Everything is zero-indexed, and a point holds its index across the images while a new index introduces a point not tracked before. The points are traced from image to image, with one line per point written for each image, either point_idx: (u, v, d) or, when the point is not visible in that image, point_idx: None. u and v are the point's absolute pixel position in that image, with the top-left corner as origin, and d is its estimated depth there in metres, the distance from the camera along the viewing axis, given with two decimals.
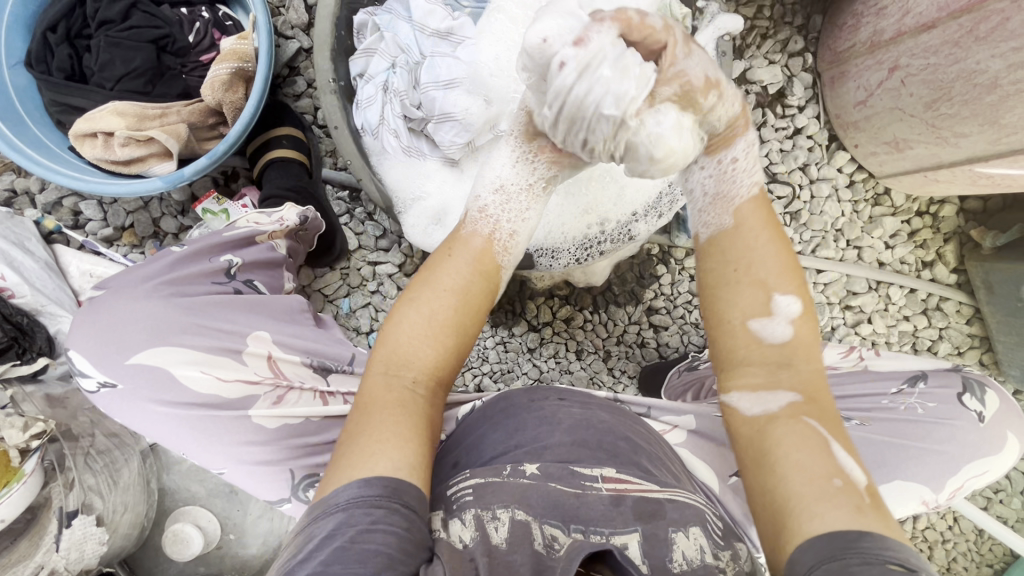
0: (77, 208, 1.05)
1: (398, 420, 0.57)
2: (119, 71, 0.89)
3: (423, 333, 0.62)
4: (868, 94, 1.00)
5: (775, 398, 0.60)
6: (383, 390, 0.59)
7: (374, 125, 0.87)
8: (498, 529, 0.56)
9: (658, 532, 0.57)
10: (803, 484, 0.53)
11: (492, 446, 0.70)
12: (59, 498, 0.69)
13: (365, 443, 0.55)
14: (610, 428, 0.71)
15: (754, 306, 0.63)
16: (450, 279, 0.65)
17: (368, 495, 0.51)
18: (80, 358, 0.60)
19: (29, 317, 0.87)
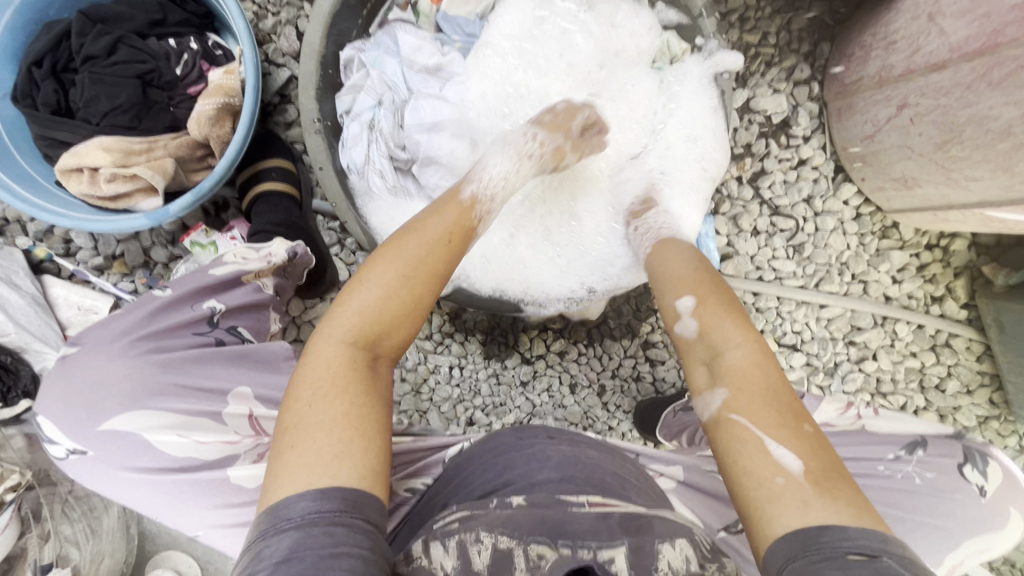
0: (68, 236, 1.05)
1: (358, 406, 0.53)
2: (105, 106, 0.88)
3: (395, 309, 0.59)
4: (876, 130, 0.97)
5: (710, 395, 0.56)
6: (342, 368, 0.55)
7: (360, 164, 0.83)
8: (480, 553, 0.54)
9: (645, 545, 0.55)
10: (755, 485, 0.49)
11: (483, 485, 0.68)
12: (34, 550, 0.68)
13: (326, 432, 0.51)
14: (599, 464, 0.69)
15: (661, 320, 0.65)
16: (435, 253, 0.63)
17: (323, 510, 0.46)
18: (49, 424, 0.58)
19: (14, 356, 0.86)
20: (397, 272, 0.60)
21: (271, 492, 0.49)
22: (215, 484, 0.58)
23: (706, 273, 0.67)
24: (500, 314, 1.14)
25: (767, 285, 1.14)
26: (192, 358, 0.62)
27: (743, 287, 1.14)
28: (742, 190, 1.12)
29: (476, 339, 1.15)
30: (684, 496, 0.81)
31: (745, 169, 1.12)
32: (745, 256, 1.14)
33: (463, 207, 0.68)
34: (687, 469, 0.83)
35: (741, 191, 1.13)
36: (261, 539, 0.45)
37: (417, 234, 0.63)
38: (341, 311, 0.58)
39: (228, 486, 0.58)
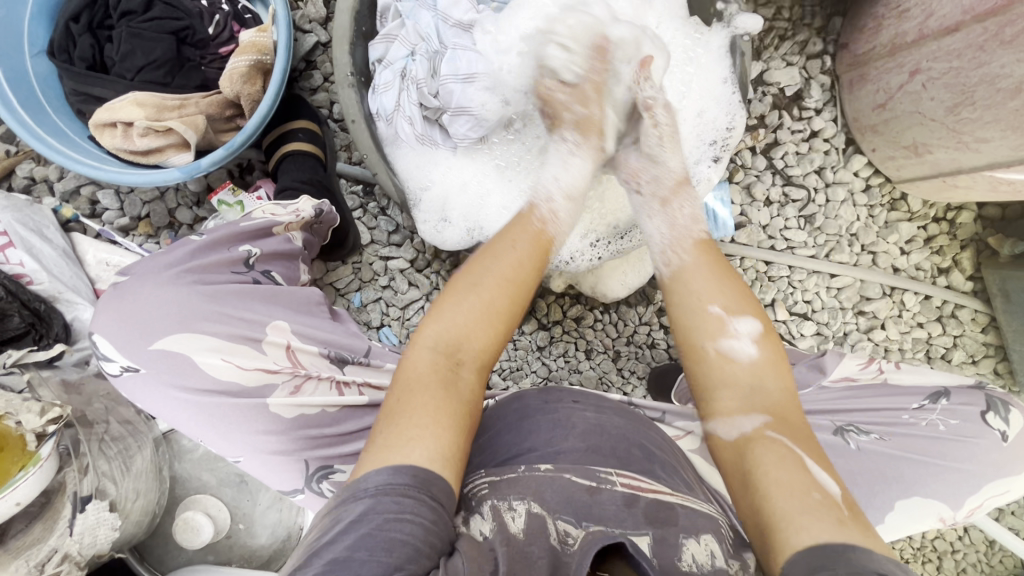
0: (94, 197, 1.07)
1: (438, 403, 0.56)
2: (140, 62, 0.91)
3: (477, 318, 0.62)
4: (888, 98, 0.99)
5: (749, 418, 0.59)
6: (433, 373, 0.58)
7: (390, 110, 0.87)
8: (514, 519, 0.54)
9: (669, 537, 0.55)
10: (785, 498, 0.52)
11: (506, 447, 0.68)
12: (74, 482, 0.70)
13: (410, 425, 0.54)
14: (624, 435, 0.69)
15: (716, 335, 0.64)
16: (513, 267, 0.66)
17: (394, 482, 0.50)
18: (105, 342, 0.60)
19: (47, 304, 0.87)
20: (473, 283, 0.64)
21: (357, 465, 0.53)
22: (256, 410, 0.59)
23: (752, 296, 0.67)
24: None
25: (779, 255, 1.17)
26: (236, 289, 0.64)
27: (755, 256, 1.17)
28: (755, 160, 1.15)
29: None
30: (708, 449, 0.83)
31: (759, 139, 1.15)
32: (758, 225, 1.17)
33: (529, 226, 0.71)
34: None
35: (755, 161, 1.15)
36: (341, 504, 0.50)
37: (504, 253, 0.67)
38: (434, 319, 0.62)
39: (269, 413, 0.60)
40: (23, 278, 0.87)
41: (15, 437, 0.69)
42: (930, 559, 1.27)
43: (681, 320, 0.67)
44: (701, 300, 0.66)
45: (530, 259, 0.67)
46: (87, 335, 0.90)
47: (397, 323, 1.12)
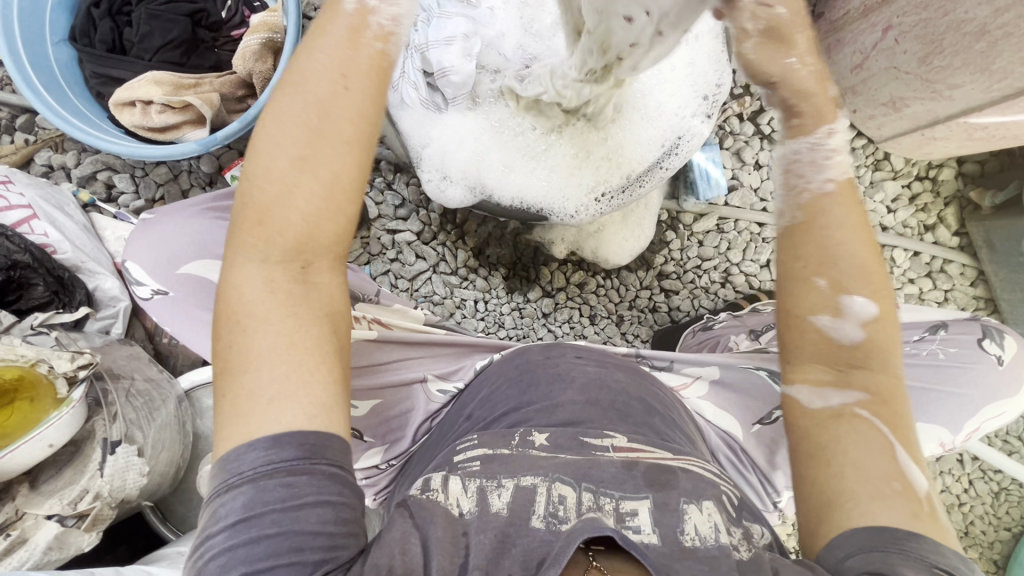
0: (110, 181, 1.11)
1: (292, 330, 0.50)
2: (157, 42, 0.97)
3: (316, 206, 0.51)
4: (864, 58, 1.06)
5: (835, 394, 0.57)
6: (275, 297, 0.51)
7: (396, 78, 0.89)
8: (501, 496, 0.54)
9: (670, 501, 0.55)
10: (856, 480, 0.52)
11: (504, 402, 0.71)
12: (103, 428, 0.72)
13: (266, 380, 0.49)
14: (624, 388, 0.71)
15: (822, 304, 0.57)
16: (341, 124, 0.51)
17: (277, 460, 0.47)
18: (136, 268, 0.66)
19: (70, 272, 0.91)
20: (290, 159, 0.50)
21: (218, 438, 0.49)
22: None
23: (883, 267, 0.59)
24: (522, 249, 1.20)
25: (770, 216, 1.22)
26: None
27: (749, 218, 1.22)
28: (743, 126, 1.21)
29: (499, 274, 1.20)
30: (718, 395, 0.81)
31: (746, 106, 1.20)
32: (750, 187, 1.22)
33: (349, 46, 0.51)
34: (722, 367, 0.82)
35: (743, 127, 1.21)
36: (217, 496, 0.48)
37: (317, 95, 0.51)
38: (255, 223, 0.51)
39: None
40: (48, 248, 0.90)
41: (46, 383, 0.72)
42: None
43: (784, 277, 0.59)
44: (819, 256, 0.57)
45: (365, 99, 0.52)
46: (108, 305, 0.94)
47: (405, 295, 1.17)
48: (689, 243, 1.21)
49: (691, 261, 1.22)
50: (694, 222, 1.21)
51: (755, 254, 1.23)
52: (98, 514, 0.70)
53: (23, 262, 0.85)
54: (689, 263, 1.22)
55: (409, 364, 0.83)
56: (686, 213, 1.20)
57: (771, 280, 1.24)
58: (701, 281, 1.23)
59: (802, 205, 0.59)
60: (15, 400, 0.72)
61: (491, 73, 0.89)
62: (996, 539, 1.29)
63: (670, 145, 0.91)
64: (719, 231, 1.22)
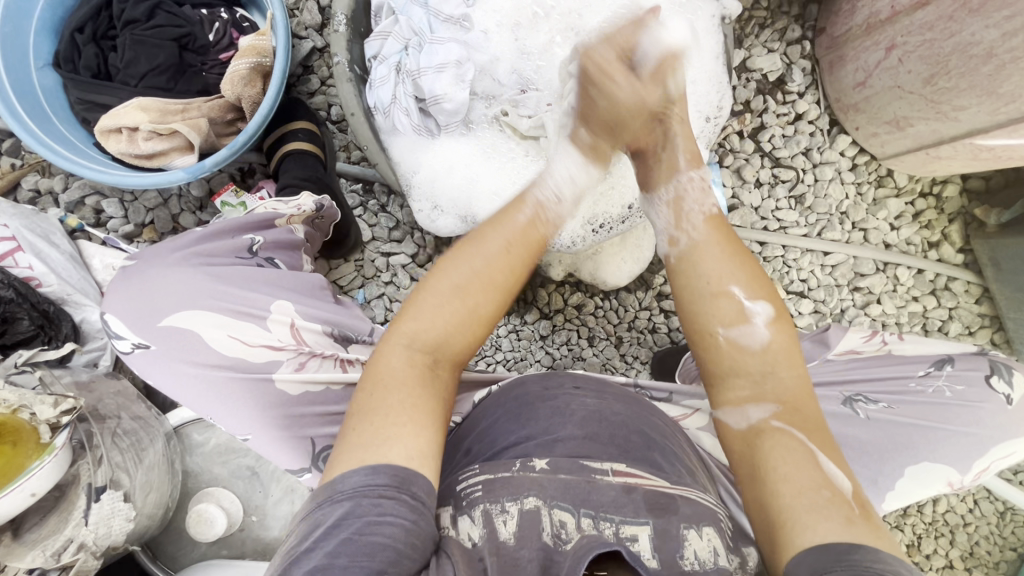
0: (99, 207, 1.09)
1: (414, 402, 0.57)
2: (144, 68, 0.94)
3: (458, 323, 0.62)
4: (867, 75, 1.04)
5: (754, 408, 0.59)
6: (409, 373, 0.58)
7: (386, 103, 0.87)
8: (506, 523, 0.54)
9: (671, 529, 0.55)
10: (794, 495, 0.52)
11: (506, 435, 0.67)
12: (88, 474, 0.70)
13: (388, 422, 0.54)
14: (624, 422, 0.68)
15: (728, 318, 0.62)
16: (493, 268, 0.64)
17: (373, 484, 0.50)
18: (116, 321, 0.64)
19: (56, 305, 0.89)
20: (452, 284, 0.62)
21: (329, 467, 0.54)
22: (262, 385, 0.62)
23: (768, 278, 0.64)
24: None
25: (772, 235, 1.19)
26: (238, 275, 0.67)
27: (750, 237, 1.19)
28: (743, 144, 1.18)
29: None
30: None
31: (746, 124, 1.18)
32: (750, 207, 1.20)
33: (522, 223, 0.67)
34: None
35: (743, 145, 1.19)
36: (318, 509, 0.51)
37: (489, 247, 0.64)
38: (409, 315, 0.61)
39: (274, 388, 0.62)
40: (32, 281, 0.88)
41: (28, 428, 0.70)
42: (942, 534, 1.27)
43: (691, 298, 0.64)
44: (716, 275, 0.63)
45: (523, 255, 0.66)
46: (96, 337, 0.92)
47: None
48: None
49: None
50: None
51: None
52: (82, 566, 0.68)
53: (6, 297, 0.84)
54: None
55: None
56: None
57: None
58: None
59: (693, 228, 0.67)
60: None
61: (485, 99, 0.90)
62: (1001, 560, 1.27)
63: None
64: None
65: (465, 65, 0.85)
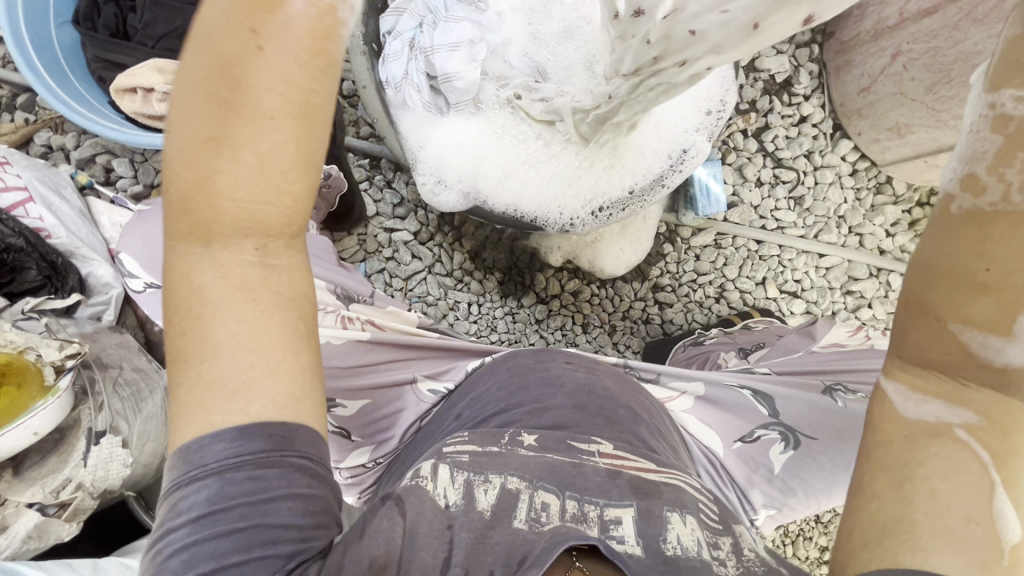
0: (109, 165, 1.11)
1: (249, 321, 0.45)
2: (161, 30, 0.96)
3: (251, 191, 0.43)
4: (871, 81, 1.06)
5: (947, 409, 0.39)
6: (226, 284, 0.44)
7: (398, 78, 0.89)
8: (486, 492, 0.52)
9: (654, 509, 0.52)
10: (929, 514, 0.37)
11: (496, 401, 0.69)
12: (89, 418, 0.73)
13: (225, 373, 0.44)
14: (612, 396, 0.70)
15: (987, 314, 0.37)
16: (248, 86, 0.41)
17: (248, 453, 0.43)
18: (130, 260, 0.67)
19: (63, 257, 0.89)
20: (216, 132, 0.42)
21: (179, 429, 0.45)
22: None
23: None
24: (518, 254, 1.19)
25: (770, 234, 1.22)
26: None
27: (747, 235, 1.22)
28: (746, 143, 1.20)
29: (494, 278, 1.20)
30: (703, 411, 0.72)
31: (751, 123, 1.20)
32: (750, 205, 1.21)
33: None
34: (708, 384, 0.74)
35: (746, 144, 1.21)
36: (177, 489, 0.44)
37: (224, 49, 0.40)
38: (184, 204, 0.43)
39: None
40: (42, 232, 0.89)
41: (34, 369, 0.72)
42: None
43: (944, 266, 0.38)
44: (1008, 251, 0.36)
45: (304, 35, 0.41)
46: (101, 291, 0.93)
47: (399, 294, 1.18)
48: (686, 257, 1.21)
49: (687, 274, 1.22)
50: (692, 236, 1.21)
51: (751, 271, 1.23)
52: (78, 504, 0.71)
53: (17, 246, 0.85)
54: (685, 276, 1.22)
55: (397, 367, 0.81)
56: (684, 227, 1.20)
57: (767, 298, 1.24)
58: (695, 295, 1.23)
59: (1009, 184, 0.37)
60: None
61: (495, 80, 0.90)
62: None
63: (675, 158, 0.90)
64: (716, 246, 1.22)
65: (478, 45, 0.87)
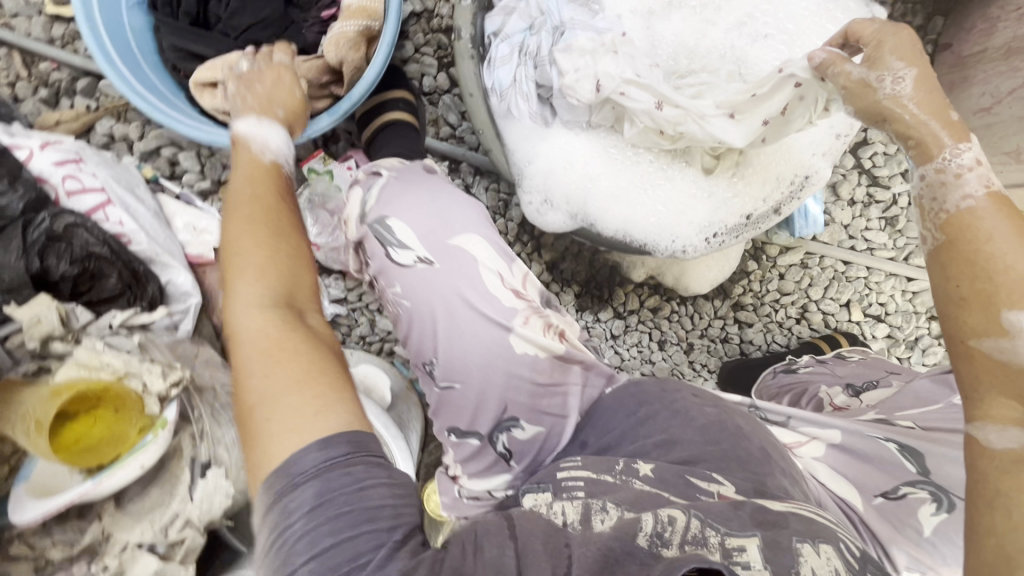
0: (175, 159, 1.04)
1: (301, 349, 0.48)
2: (246, 20, 0.89)
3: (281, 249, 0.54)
4: (995, 101, 0.99)
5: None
6: (274, 327, 0.49)
7: (505, 85, 0.83)
8: (603, 521, 0.47)
9: (781, 540, 0.44)
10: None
11: (608, 433, 0.64)
12: (190, 449, 0.71)
13: (286, 396, 0.45)
14: (748, 434, 0.61)
15: (987, 326, 0.45)
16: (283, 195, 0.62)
17: (331, 457, 0.41)
18: (404, 230, 0.64)
19: (145, 265, 0.85)
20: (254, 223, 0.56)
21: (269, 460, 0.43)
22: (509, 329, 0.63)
23: None
24: (598, 267, 1.15)
25: (859, 255, 1.16)
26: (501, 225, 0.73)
27: (835, 256, 1.17)
28: (842, 159, 1.16)
29: (572, 291, 1.15)
30: (840, 461, 0.69)
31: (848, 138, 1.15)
32: (840, 224, 1.16)
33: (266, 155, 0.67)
34: (845, 432, 0.71)
35: (842, 160, 1.15)
36: (279, 500, 0.41)
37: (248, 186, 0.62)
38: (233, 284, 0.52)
39: (509, 341, 0.63)
40: (122, 238, 0.84)
41: (135, 397, 0.70)
42: None
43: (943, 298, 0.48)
44: (976, 270, 0.46)
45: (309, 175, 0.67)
46: (180, 299, 0.88)
47: None
48: (771, 275, 1.17)
49: (770, 293, 1.18)
50: (779, 255, 1.17)
51: (836, 293, 1.18)
52: (190, 542, 0.69)
53: (101, 254, 0.79)
54: (768, 296, 1.17)
55: None
56: (773, 245, 1.16)
57: (849, 321, 1.19)
58: (777, 315, 1.18)
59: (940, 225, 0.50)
60: (99, 408, 0.69)
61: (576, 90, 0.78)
62: None
63: (797, 185, 0.85)
64: (803, 266, 1.17)
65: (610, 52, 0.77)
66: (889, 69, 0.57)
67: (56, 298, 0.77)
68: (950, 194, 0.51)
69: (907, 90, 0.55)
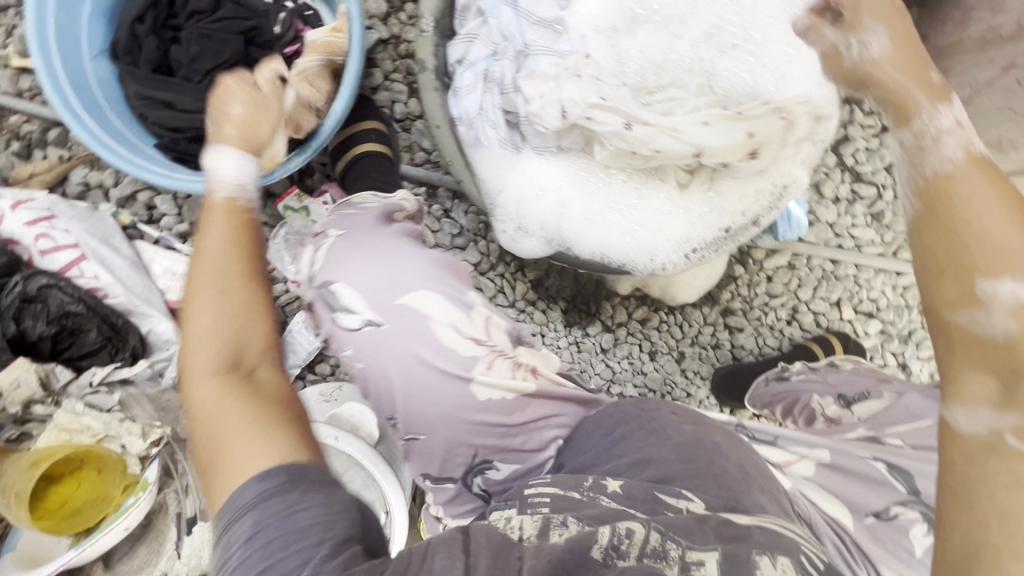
0: (150, 203, 0.96)
1: (243, 404, 0.46)
2: (208, 64, 0.88)
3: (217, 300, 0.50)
4: (974, 93, 0.98)
5: (994, 414, 0.42)
6: (216, 386, 0.47)
7: (472, 114, 0.82)
8: (561, 535, 0.46)
9: (741, 552, 0.43)
10: (1009, 533, 0.38)
11: (583, 458, 0.63)
12: (176, 504, 0.72)
13: (226, 451, 0.44)
14: (721, 450, 0.60)
15: (958, 296, 0.44)
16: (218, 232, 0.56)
17: (268, 489, 0.41)
18: (347, 293, 0.62)
19: (123, 317, 0.84)
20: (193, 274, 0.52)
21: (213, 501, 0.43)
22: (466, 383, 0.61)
23: None
24: (583, 282, 1.14)
25: (846, 253, 1.15)
26: (458, 265, 0.68)
27: (823, 256, 1.15)
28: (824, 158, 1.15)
29: (559, 307, 1.14)
30: (831, 481, 0.68)
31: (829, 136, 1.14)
32: (826, 223, 1.15)
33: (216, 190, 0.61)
34: (834, 452, 0.70)
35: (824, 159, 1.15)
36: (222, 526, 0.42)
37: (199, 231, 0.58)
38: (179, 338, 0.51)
39: (470, 390, 0.61)
40: (98, 292, 0.84)
41: (116, 458, 0.72)
42: None
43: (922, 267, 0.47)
44: (952, 237, 0.45)
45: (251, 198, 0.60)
46: (162, 348, 0.87)
47: None
48: (759, 279, 1.16)
49: (759, 297, 1.17)
50: (765, 258, 1.16)
51: (826, 293, 1.17)
52: None
53: (77, 312, 0.79)
54: (757, 299, 1.16)
55: None
56: (758, 248, 1.15)
57: (842, 320, 1.18)
58: (767, 318, 1.17)
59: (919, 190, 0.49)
60: (80, 470, 0.71)
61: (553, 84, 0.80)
62: None
63: (776, 195, 0.83)
64: (790, 267, 1.16)
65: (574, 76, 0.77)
66: (862, 33, 0.59)
67: (36, 358, 0.78)
68: (928, 158, 0.51)
69: (882, 52, 0.57)
